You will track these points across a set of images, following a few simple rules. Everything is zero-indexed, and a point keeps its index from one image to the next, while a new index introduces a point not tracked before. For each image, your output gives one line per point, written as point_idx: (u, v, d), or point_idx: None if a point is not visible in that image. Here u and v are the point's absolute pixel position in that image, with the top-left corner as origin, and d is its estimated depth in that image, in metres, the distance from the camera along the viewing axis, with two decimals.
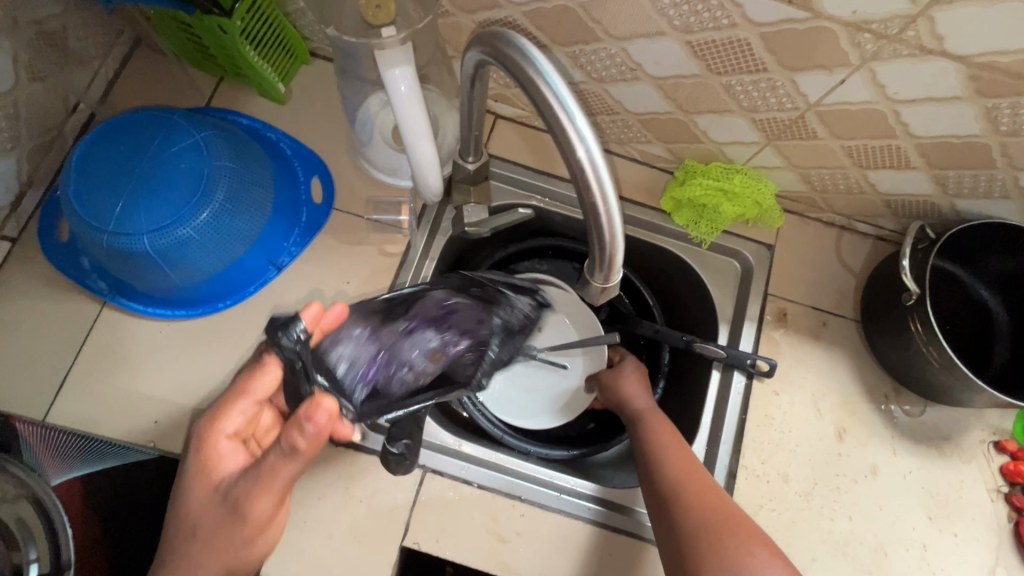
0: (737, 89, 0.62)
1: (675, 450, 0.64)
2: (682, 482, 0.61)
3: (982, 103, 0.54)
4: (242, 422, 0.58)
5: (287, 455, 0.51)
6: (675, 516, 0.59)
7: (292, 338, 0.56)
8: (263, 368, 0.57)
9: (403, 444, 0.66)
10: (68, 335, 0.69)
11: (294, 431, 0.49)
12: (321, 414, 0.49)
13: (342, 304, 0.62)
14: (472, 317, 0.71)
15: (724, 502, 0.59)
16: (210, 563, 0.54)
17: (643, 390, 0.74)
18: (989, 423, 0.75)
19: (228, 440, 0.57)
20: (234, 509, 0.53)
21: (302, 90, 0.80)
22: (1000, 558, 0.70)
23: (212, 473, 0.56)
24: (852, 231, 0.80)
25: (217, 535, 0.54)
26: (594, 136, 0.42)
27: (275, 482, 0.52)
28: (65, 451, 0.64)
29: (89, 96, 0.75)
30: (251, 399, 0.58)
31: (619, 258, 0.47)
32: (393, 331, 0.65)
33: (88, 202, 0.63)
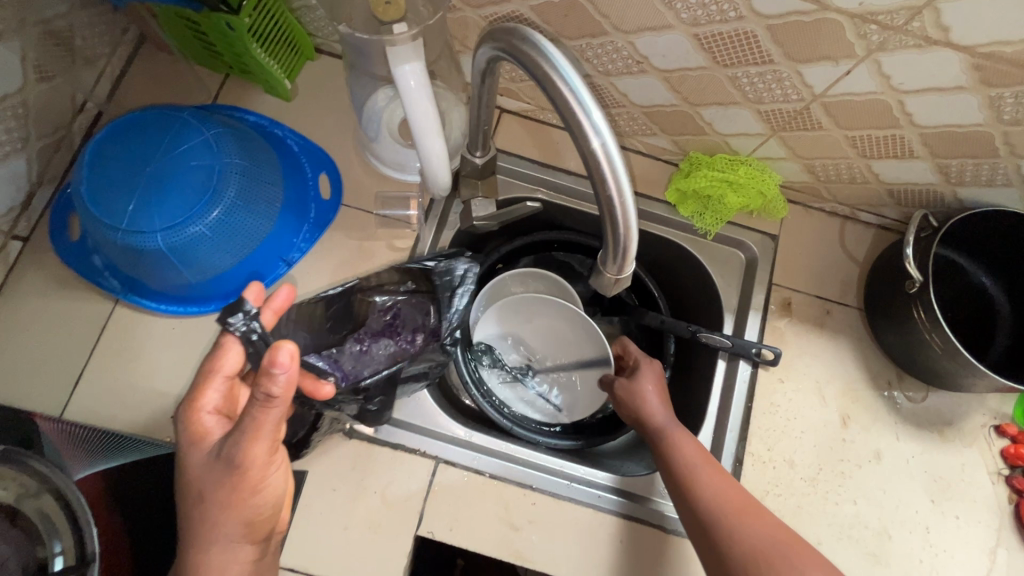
0: (743, 81, 0.63)
1: (709, 471, 0.64)
2: (719, 508, 0.61)
3: (986, 93, 0.55)
4: (220, 397, 0.54)
5: (263, 406, 0.46)
6: (721, 545, 0.59)
7: (242, 316, 0.56)
8: (224, 348, 0.55)
9: (378, 401, 0.67)
10: (82, 333, 0.70)
11: (264, 380, 0.45)
12: (282, 355, 0.44)
13: (289, 286, 0.63)
14: (417, 310, 0.75)
15: (766, 527, 0.59)
16: (229, 525, 0.51)
17: (662, 396, 0.73)
18: (990, 407, 0.76)
19: (209, 415, 0.53)
20: (232, 467, 0.49)
21: (308, 87, 0.80)
22: (1000, 538, 0.72)
23: (202, 446, 0.52)
24: (855, 220, 0.81)
25: (226, 496, 0.50)
26: (609, 128, 0.43)
27: (263, 431, 0.48)
28: (88, 446, 0.65)
29: (96, 94, 0.75)
30: (223, 371, 0.54)
31: (632, 249, 0.48)
32: (349, 353, 0.73)
33: (100, 200, 0.63)
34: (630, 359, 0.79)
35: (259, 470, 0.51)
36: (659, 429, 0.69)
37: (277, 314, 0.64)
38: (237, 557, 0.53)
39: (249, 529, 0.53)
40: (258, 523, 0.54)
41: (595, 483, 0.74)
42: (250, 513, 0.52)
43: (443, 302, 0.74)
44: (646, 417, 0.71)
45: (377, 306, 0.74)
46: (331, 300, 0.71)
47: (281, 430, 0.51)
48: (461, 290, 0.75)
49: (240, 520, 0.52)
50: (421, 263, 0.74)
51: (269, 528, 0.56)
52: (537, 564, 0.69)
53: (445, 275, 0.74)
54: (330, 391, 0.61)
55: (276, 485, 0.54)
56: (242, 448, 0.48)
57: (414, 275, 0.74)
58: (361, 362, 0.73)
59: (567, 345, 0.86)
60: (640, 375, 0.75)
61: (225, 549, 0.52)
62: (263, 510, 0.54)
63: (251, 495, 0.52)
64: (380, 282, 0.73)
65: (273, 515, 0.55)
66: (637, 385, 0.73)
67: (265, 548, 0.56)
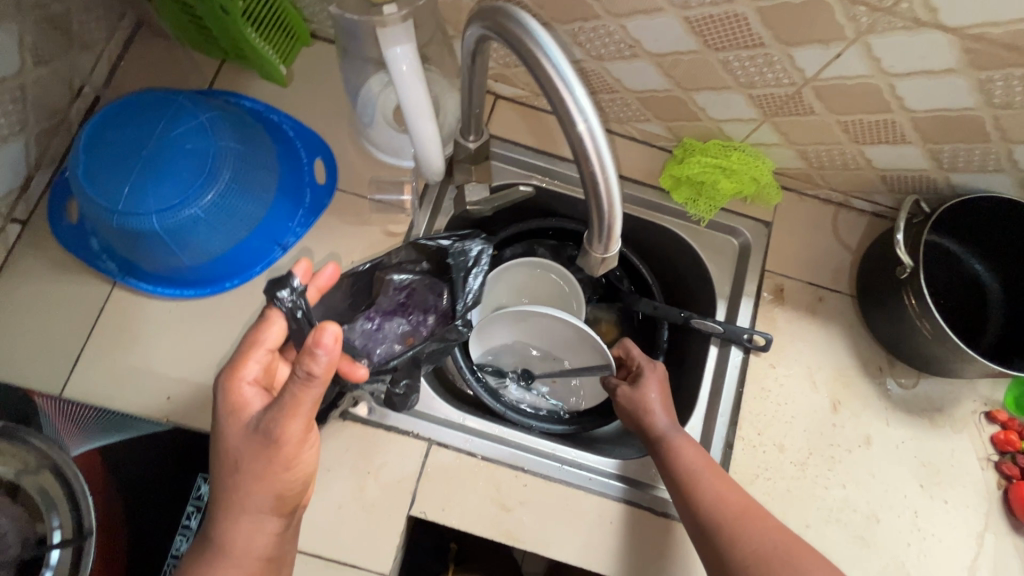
0: (735, 65, 0.63)
1: (710, 475, 0.65)
2: (720, 511, 0.62)
3: (976, 75, 0.55)
4: (260, 369, 0.54)
5: (303, 385, 0.47)
6: (722, 551, 0.60)
7: (289, 292, 0.58)
8: (269, 321, 0.57)
9: (405, 384, 0.71)
10: (79, 315, 0.70)
11: (306, 358, 0.46)
12: (327, 336, 0.46)
13: (335, 264, 0.64)
14: (429, 290, 0.77)
15: (766, 532, 0.60)
16: (259, 497, 0.52)
17: (665, 404, 0.72)
18: (981, 394, 0.77)
19: (250, 386, 0.53)
20: (269, 441, 0.50)
21: (303, 72, 0.81)
22: (989, 523, 0.73)
23: (241, 416, 0.52)
24: (849, 208, 0.81)
25: (260, 468, 0.51)
26: (593, 108, 0.43)
27: (303, 407, 0.49)
28: (82, 424, 0.66)
29: (93, 79, 0.76)
30: (264, 345, 0.55)
31: (617, 228, 0.48)
32: (359, 330, 0.74)
33: (97, 182, 0.64)
34: (633, 363, 0.78)
35: (294, 446, 0.51)
36: (660, 435, 0.69)
37: (320, 292, 0.64)
38: (264, 528, 0.54)
39: (278, 503, 0.53)
40: (287, 498, 0.54)
41: (589, 466, 0.75)
42: (281, 487, 0.53)
43: (458, 282, 0.75)
44: (647, 425, 0.71)
45: (393, 284, 0.75)
46: (355, 277, 0.73)
47: (317, 409, 0.51)
48: (475, 270, 0.75)
49: (271, 493, 0.52)
50: (436, 241, 0.73)
51: (296, 504, 0.56)
52: (529, 545, 0.70)
53: (459, 255, 0.74)
54: (364, 373, 0.61)
55: (307, 463, 0.55)
56: (280, 424, 0.49)
57: (430, 256, 0.75)
58: (373, 339, 0.74)
59: (572, 355, 0.84)
60: (644, 384, 0.74)
61: (252, 518, 0.53)
62: (293, 486, 0.54)
63: (283, 470, 0.52)
64: (400, 261, 0.74)
65: (301, 491, 0.56)
66: (639, 394, 0.73)
67: (289, 522, 0.56)
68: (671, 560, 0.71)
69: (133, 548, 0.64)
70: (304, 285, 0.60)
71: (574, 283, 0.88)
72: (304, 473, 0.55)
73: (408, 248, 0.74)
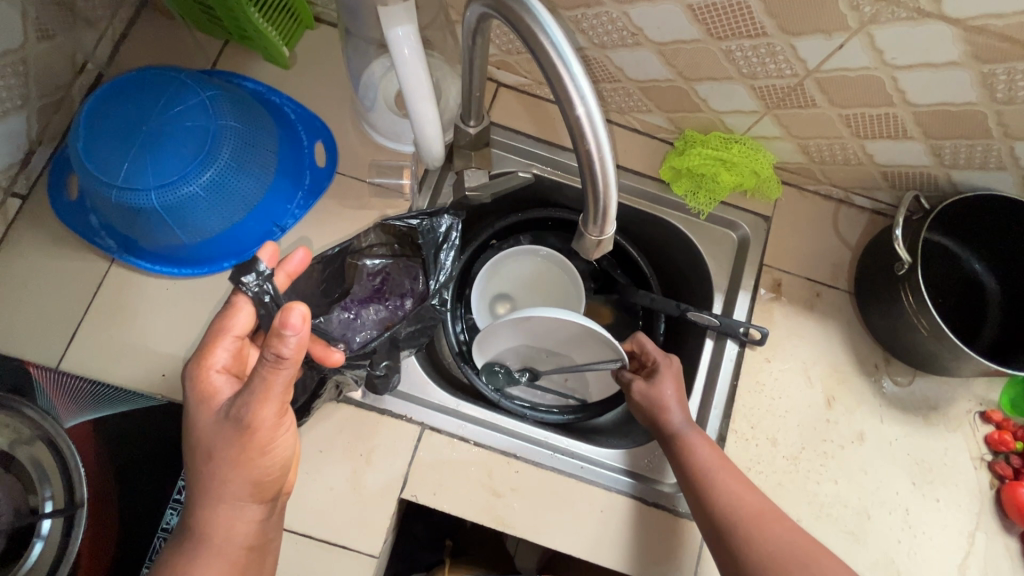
0: (737, 55, 0.62)
1: (725, 475, 0.65)
2: (736, 513, 0.62)
3: (979, 69, 0.55)
4: (229, 356, 0.55)
5: (273, 368, 0.47)
6: (736, 552, 0.60)
7: (254, 277, 0.59)
8: (236, 308, 0.57)
9: (384, 366, 0.69)
10: (77, 290, 0.71)
11: (275, 341, 0.45)
12: (294, 317, 0.45)
13: (304, 249, 0.65)
14: (404, 273, 0.78)
15: (783, 535, 0.60)
16: (237, 484, 0.52)
17: (682, 402, 0.71)
18: (977, 394, 0.77)
19: (219, 374, 0.54)
20: (241, 426, 0.50)
21: (306, 55, 0.81)
22: (980, 523, 0.73)
23: (211, 404, 0.52)
24: (850, 205, 0.81)
25: (235, 455, 0.51)
26: (592, 89, 0.43)
27: (275, 390, 0.49)
28: (78, 397, 0.67)
29: (97, 56, 0.76)
30: (232, 331, 0.56)
31: (613, 210, 0.47)
32: (337, 320, 0.76)
33: (96, 157, 0.64)
34: (648, 358, 0.75)
35: (268, 431, 0.51)
36: (674, 432, 0.69)
37: (291, 277, 0.65)
38: (245, 516, 0.54)
39: (257, 489, 0.53)
40: (266, 484, 0.54)
41: (579, 454, 0.75)
42: (258, 474, 0.53)
43: (429, 259, 0.73)
44: (663, 422, 0.70)
45: (366, 270, 0.76)
46: (327, 260, 0.72)
47: (290, 393, 0.51)
48: (446, 246, 0.73)
49: (249, 479, 0.52)
50: (405, 222, 0.72)
51: (277, 490, 0.56)
52: (519, 531, 0.71)
53: (428, 233, 0.73)
54: (338, 357, 0.63)
55: (283, 447, 0.55)
56: (252, 409, 0.49)
57: (400, 238, 0.75)
58: (351, 328, 0.76)
59: (578, 348, 0.79)
60: (660, 380, 0.72)
61: (231, 507, 0.53)
62: (271, 472, 0.54)
63: (259, 456, 0.52)
64: (370, 245, 0.74)
65: (280, 477, 0.56)
66: (656, 390, 0.71)
67: (272, 509, 0.57)
68: (658, 551, 0.71)
69: (125, 521, 0.65)
70: (272, 270, 0.61)
71: (569, 267, 0.88)
72: (281, 460, 0.55)
73: (377, 230, 0.73)
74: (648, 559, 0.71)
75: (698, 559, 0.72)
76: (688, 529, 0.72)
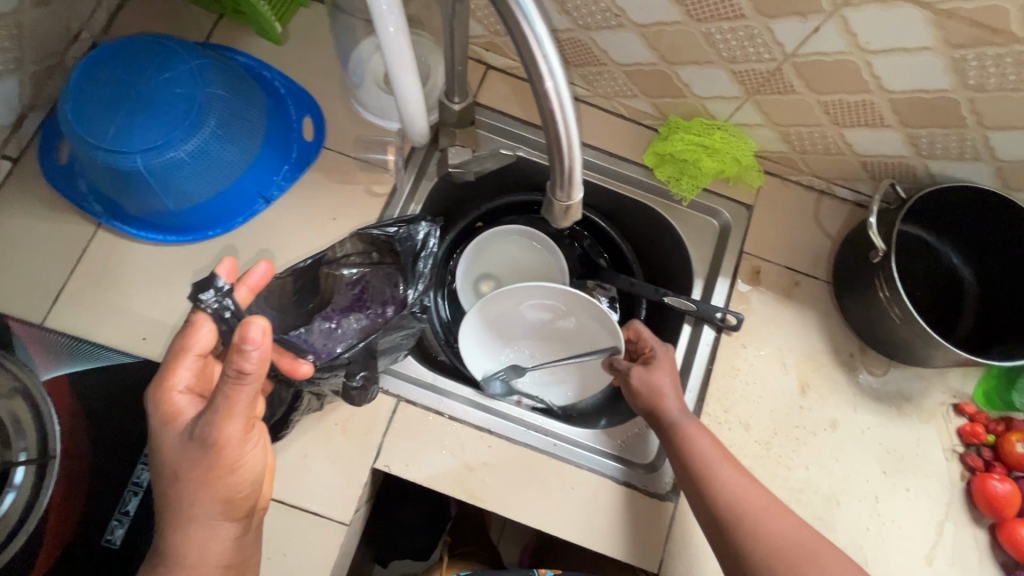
0: (717, 38, 0.63)
1: (722, 466, 0.65)
2: (738, 506, 0.62)
3: (950, 54, 0.55)
4: (192, 375, 0.55)
5: (235, 384, 0.48)
6: (738, 548, 0.60)
7: (213, 293, 0.59)
8: (196, 326, 0.56)
9: (360, 377, 0.68)
10: (62, 253, 0.72)
11: (236, 357, 0.46)
12: (253, 331, 0.46)
13: (266, 262, 0.65)
14: (384, 281, 0.78)
15: (787, 530, 0.60)
16: (207, 503, 0.52)
17: (677, 390, 0.71)
18: (951, 386, 0.77)
19: (182, 394, 0.54)
20: (206, 445, 0.50)
21: (297, 32, 0.82)
22: (949, 513, 0.73)
23: (176, 425, 0.52)
24: (832, 196, 0.82)
25: (200, 475, 0.51)
26: (554, 45, 0.41)
27: (239, 407, 0.49)
28: (56, 352, 0.68)
29: (92, 25, 0.77)
30: (194, 350, 0.55)
31: (579, 174, 0.48)
32: (318, 331, 0.74)
33: (85, 119, 0.65)
34: (646, 346, 0.76)
35: (235, 448, 0.51)
36: (673, 422, 0.68)
37: (253, 291, 0.66)
38: (219, 535, 0.54)
39: (228, 507, 0.54)
40: (237, 502, 0.54)
41: (553, 432, 0.76)
42: (228, 491, 0.53)
43: (408, 267, 0.75)
44: (659, 415, 0.69)
45: (345, 280, 0.76)
46: (300, 272, 0.72)
47: (256, 408, 0.51)
48: (424, 254, 0.75)
49: (219, 498, 0.53)
50: (382, 230, 0.73)
51: (250, 506, 0.57)
52: (491, 505, 0.71)
53: (406, 241, 0.74)
54: (307, 369, 0.63)
55: (253, 463, 0.55)
56: (216, 427, 0.49)
57: (378, 246, 0.75)
58: (332, 338, 0.75)
59: (573, 343, 0.87)
60: (658, 368, 0.72)
61: (203, 527, 0.53)
62: (242, 489, 0.54)
63: (227, 474, 0.52)
64: (346, 254, 0.74)
65: (253, 492, 0.56)
66: (654, 377, 0.71)
67: (246, 525, 0.56)
68: (626, 534, 0.72)
69: (97, 475, 0.66)
70: (231, 285, 0.61)
71: (542, 237, 0.90)
72: (252, 475, 0.55)
73: (353, 239, 0.74)
74: (614, 541, 0.71)
75: (666, 545, 0.72)
76: (661, 507, 0.73)
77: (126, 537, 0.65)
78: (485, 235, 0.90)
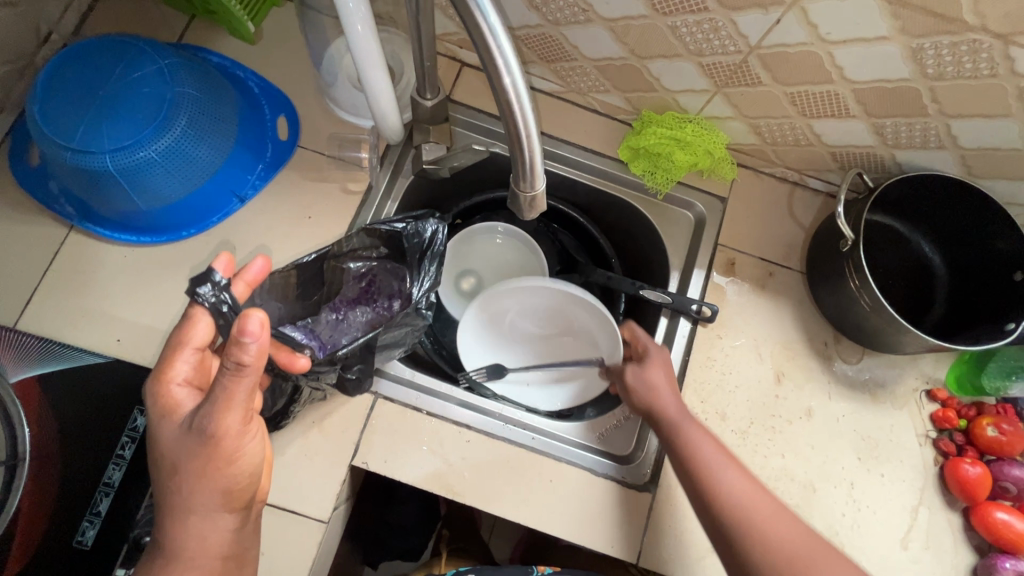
0: (683, 31, 0.64)
1: (728, 467, 0.64)
2: (748, 511, 0.61)
3: (907, 44, 0.56)
4: (190, 368, 0.54)
5: (234, 376, 0.47)
6: (744, 553, 0.59)
7: (210, 287, 0.56)
8: (194, 320, 0.55)
9: (357, 370, 0.68)
10: (34, 255, 0.71)
11: (234, 348, 0.45)
12: (252, 323, 0.45)
13: (262, 257, 0.64)
14: (391, 275, 0.79)
15: (792, 536, 0.60)
16: (206, 495, 0.51)
17: (674, 389, 0.71)
18: (923, 372, 0.78)
19: (180, 387, 0.53)
20: (204, 438, 0.49)
21: (271, 31, 0.82)
22: (923, 498, 0.74)
23: (173, 418, 0.52)
24: (804, 187, 0.82)
25: (199, 468, 0.50)
26: (508, 34, 0.41)
27: (239, 399, 0.48)
28: (24, 353, 0.67)
29: (62, 26, 0.77)
30: (191, 344, 0.54)
31: (540, 167, 0.48)
32: (325, 322, 0.77)
33: (53, 121, 0.65)
34: (639, 345, 0.76)
35: (233, 440, 0.50)
36: (674, 426, 0.68)
37: (251, 286, 0.64)
38: (218, 526, 0.53)
39: (227, 499, 0.52)
40: (237, 493, 0.53)
41: (533, 427, 0.77)
42: (226, 483, 0.52)
43: (414, 264, 0.76)
44: (659, 416, 0.69)
45: (351, 273, 0.77)
46: (303, 266, 0.73)
47: (255, 400, 0.50)
48: (430, 251, 0.76)
49: (218, 490, 0.51)
50: (389, 225, 0.75)
51: (250, 498, 0.55)
52: (469, 499, 0.71)
53: (414, 237, 0.76)
54: (304, 364, 0.62)
55: (252, 455, 0.54)
56: (214, 419, 0.48)
57: (386, 241, 0.77)
58: (338, 330, 0.77)
59: (563, 350, 0.86)
60: (650, 365, 0.73)
61: (203, 518, 0.52)
62: (240, 480, 0.53)
63: (226, 465, 0.51)
64: (354, 248, 0.75)
65: (252, 484, 0.55)
66: (645, 374, 0.72)
67: (246, 516, 0.56)
68: (608, 526, 0.72)
69: (68, 477, 0.65)
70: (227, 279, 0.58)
71: (528, 238, 0.91)
72: (251, 468, 0.54)
73: (360, 235, 0.74)
74: (596, 532, 0.72)
75: (644, 534, 0.72)
76: (639, 498, 0.73)
77: (98, 538, 0.64)
78: (486, 224, 0.92)
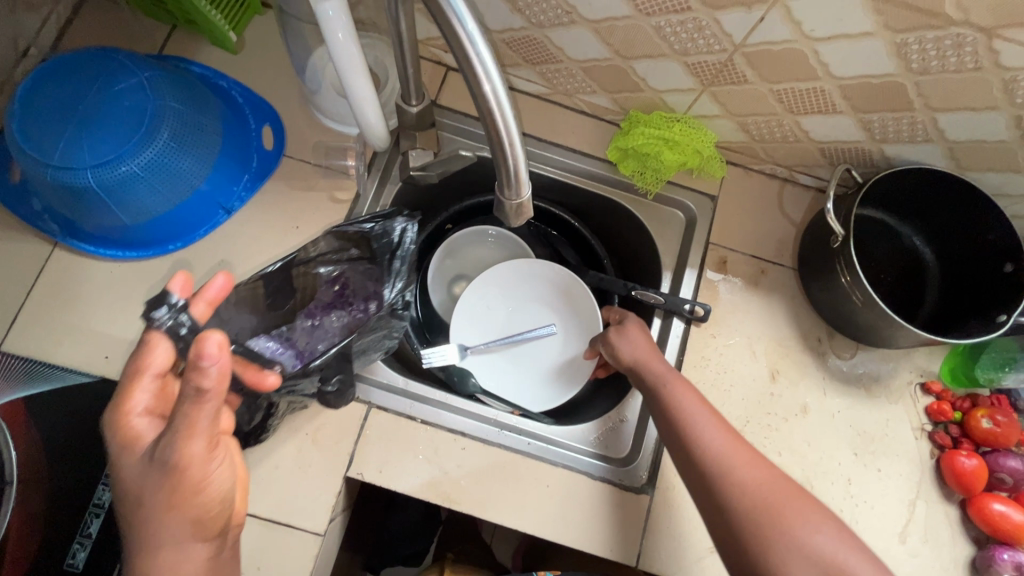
0: (667, 31, 0.64)
1: (711, 418, 0.63)
2: (727, 457, 0.60)
3: (891, 39, 0.56)
4: (150, 397, 0.53)
5: (196, 401, 0.46)
6: (723, 498, 0.58)
7: (166, 309, 0.60)
8: (152, 345, 0.54)
9: (336, 381, 0.70)
10: (17, 274, 0.70)
11: (194, 374, 0.45)
12: (209, 346, 0.44)
13: (223, 274, 0.63)
14: (365, 277, 0.79)
15: (770, 477, 0.58)
16: (176, 527, 0.50)
17: (651, 346, 0.72)
18: (917, 365, 0.78)
19: (140, 418, 0.52)
20: (168, 468, 0.48)
21: (254, 40, 0.81)
22: (920, 491, 0.74)
23: (136, 450, 0.51)
24: (794, 183, 0.82)
25: (167, 499, 0.49)
26: (486, 41, 0.41)
27: (202, 423, 0.47)
28: (8, 376, 0.66)
29: (41, 41, 0.76)
30: (151, 370, 0.53)
31: (525, 174, 0.48)
32: (300, 329, 0.75)
33: (33, 138, 0.64)
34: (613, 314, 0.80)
35: (199, 467, 0.49)
36: (659, 378, 0.68)
37: (212, 305, 0.63)
38: (191, 557, 0.51)
39: (198, 528, 0.51)
40: (209, 520, 0.52)
41: (528, 432, 0.76)
42: (197, 512, 0.51)
43: (384, 265, 0.78)
44: (643, 371, 0.69)
45: (323, 277, 0.76)
46: (269, 277, 0.71)
47: (219, 423, 0.50)
48: (399, 251, 0.78)
49: (188, 519, 0.50)
50: (357, 226, 0.74)
51: (223, 525, 0.55)
52: (466, 507, 0.71)
53: (383, 238, 0.77)
54: (274, 381, 0.62)
55: (219, 481, 0.53)
56: (177, 447, 0.47)
57: (356, 242, 0.76)
58: (315, 337, 0.75)
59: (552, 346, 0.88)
60: (627, 328, 0.75)
61: (172, 552, 0.50)
62: (211, 507, 0.52)
63: (195, 494, 0.50)
64: (322, 252, 0.74)
65: (224, 510, 0.54)
66: (621, 339, 0.74)
67: (221, 544, 0.54)
68: (606, 529, 0.72)
69: (59, 498, 0.65)
70: (185, 300, 0.62)
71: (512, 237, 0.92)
72: (221, 493, 0.53)
73: (327, 238, 0.74)
74: (595, 536, 0.72)
75: (644, 536, 0.72)
76: (637, 500, 0.73)
77: (89, 560, 0.64)
78: (467, 228, 0.91)
